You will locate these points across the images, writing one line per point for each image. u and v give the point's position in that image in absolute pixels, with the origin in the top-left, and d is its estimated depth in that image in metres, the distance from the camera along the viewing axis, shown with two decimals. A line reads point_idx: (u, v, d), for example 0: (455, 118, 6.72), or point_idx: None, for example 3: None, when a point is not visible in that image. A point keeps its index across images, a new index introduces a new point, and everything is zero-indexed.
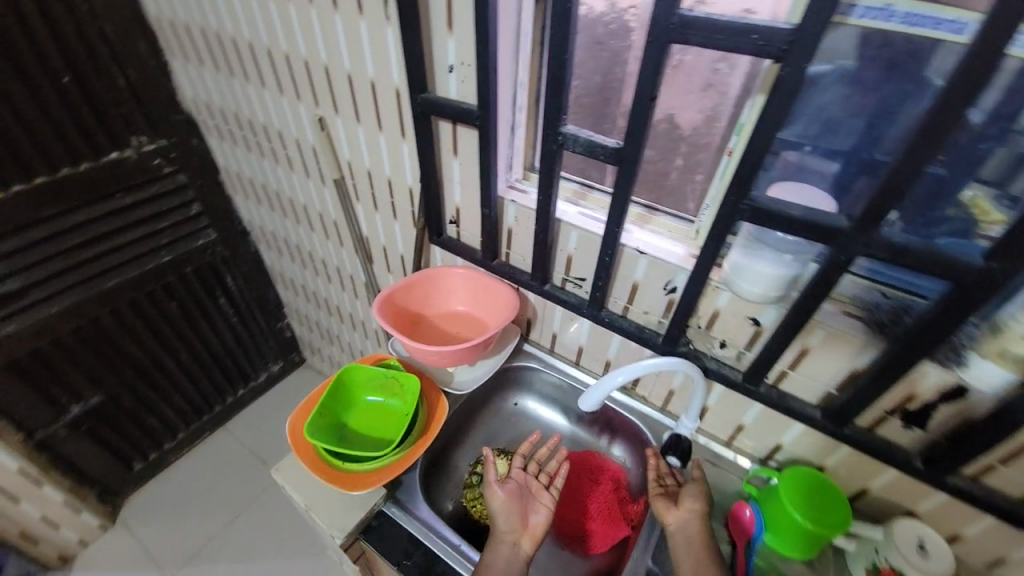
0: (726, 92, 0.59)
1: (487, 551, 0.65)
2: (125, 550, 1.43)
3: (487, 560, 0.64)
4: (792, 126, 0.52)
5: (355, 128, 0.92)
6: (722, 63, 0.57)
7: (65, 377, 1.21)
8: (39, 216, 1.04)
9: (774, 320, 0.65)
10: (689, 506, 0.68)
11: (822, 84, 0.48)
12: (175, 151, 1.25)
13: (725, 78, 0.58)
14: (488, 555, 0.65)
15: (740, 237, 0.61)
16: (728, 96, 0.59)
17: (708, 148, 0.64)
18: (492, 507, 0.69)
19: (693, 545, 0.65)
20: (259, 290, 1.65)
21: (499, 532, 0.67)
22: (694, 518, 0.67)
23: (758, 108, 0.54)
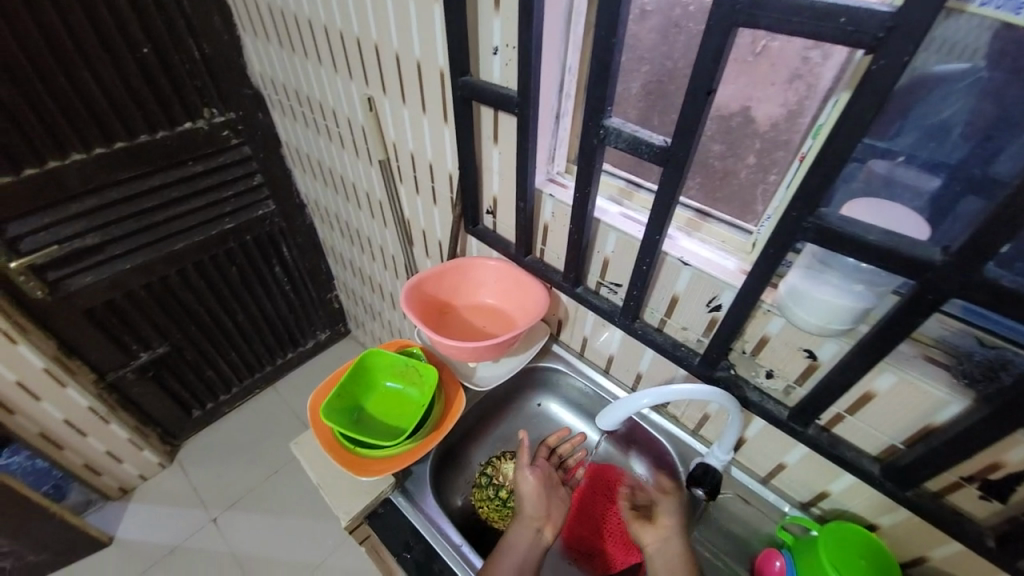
0: (816, 85, 0.50)
1: (511, 532, 0.65)
2: (178, 487, 1.58)
3: (510, 540, 0.63)
4: (884, 130, 0.43)
5: (401, 109, 0.90)
6: (815, 50, 0.48)
7: (135, 327, 1.34)
8: (116, 178, 1.14)
9: (833, 356, 0.57)
10: (666, 525, 0.64)
11: (932, 82, 0.40)
12: (242, 124, 1.31)
13: (817, 69, 0.49)
14: (512, 535, 0.64)
15: (802, 257, 0.53)
16: (816, 91, 0.50)
17: (788, 147, 0.55)
18: (520, 491, 0.69)
19: (672, 565, 0.61)
20: (312, 262, 1.73)
21: (525, 516, 0.66)
22: (676, 538, 0.63)
23: (841, 106, 0.46)
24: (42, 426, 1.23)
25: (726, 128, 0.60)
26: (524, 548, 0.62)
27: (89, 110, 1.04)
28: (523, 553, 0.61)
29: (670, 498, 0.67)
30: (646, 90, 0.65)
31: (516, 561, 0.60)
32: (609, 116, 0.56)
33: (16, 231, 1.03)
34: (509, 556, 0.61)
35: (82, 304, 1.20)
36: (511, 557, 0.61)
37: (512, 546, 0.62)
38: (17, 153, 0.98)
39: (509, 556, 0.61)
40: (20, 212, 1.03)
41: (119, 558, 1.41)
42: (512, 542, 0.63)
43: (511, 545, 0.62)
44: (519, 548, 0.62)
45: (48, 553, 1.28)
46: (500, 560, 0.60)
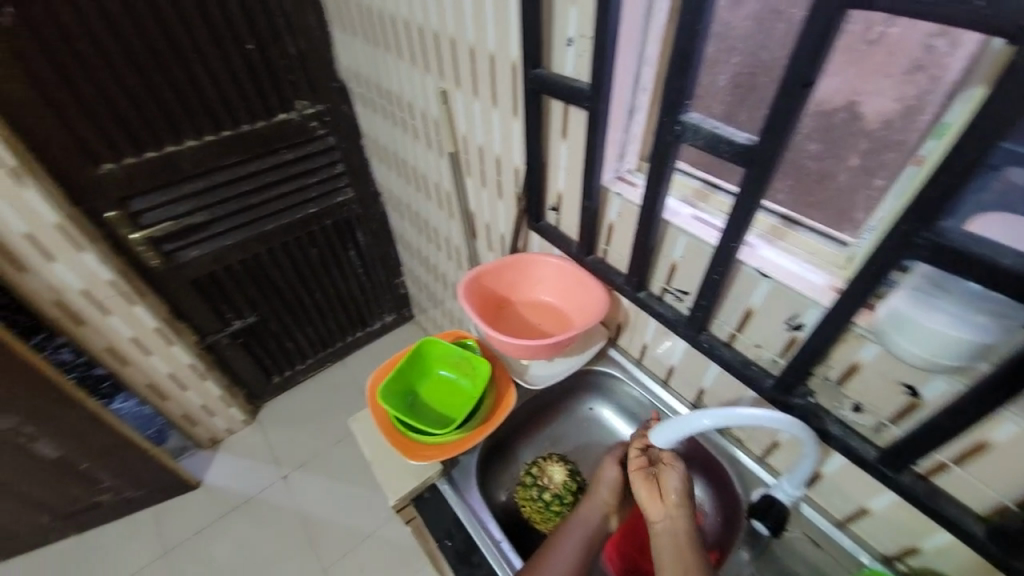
0: (941, 78, 0.42)
1: (578, 512, 0.65)
2: (256, 444, 1.75)
3: (578, 519, 0.64)
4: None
5: (472, 102, 0.91)
6: (941, 37, 0.41)
7: (230, 297, 1.49)
8: (221, 163, 1.27)
9: (941, 397, 0.49)
10: (672, 499, 0.59)
11: None
12: (329, 115, 1.40)
13: (941, 59, 0.42)
14: (580, 514, 0.64)
15: (911, 278, 0.45)
16: (942, 84, 0.42)
17: (900, 148, 0.48)
18: (600, 477, 0.67)
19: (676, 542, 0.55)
20: (383, 248, 1.82)
21: (599, 499, 0.65)
22: (683, 515, 0.58)
23: (975, 103, 0.39)
24: (150, 378, 1.41)
25: (827, 126, 0.52)
26: (591, 530, 0.62)
27: (201, 101, 1.16)
28: (587, 537, 0.62)
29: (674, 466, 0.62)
30: (734, 83, 0.60)
31: (578, 541, 0.61)
32: (688, 111, 0.52)
33: (138, 206, 1.19)
34: (573, 536, 0.62)
35: (188, 274, 1.36)
36: (575, 538, 0.62)
37: (578, 525, 0.63)
38: (142, 139, 1.13)
39: (575, 536, 0.62)
40: (143, 189, 1.18)
41: (205, 499, 1.60)
42: (579, 522, 0.63)
43: (578, 525, 0.63)
44: (585, 529, 0.62)
45: (144, 490, 1.51)
46: (563, 539, 0.62)
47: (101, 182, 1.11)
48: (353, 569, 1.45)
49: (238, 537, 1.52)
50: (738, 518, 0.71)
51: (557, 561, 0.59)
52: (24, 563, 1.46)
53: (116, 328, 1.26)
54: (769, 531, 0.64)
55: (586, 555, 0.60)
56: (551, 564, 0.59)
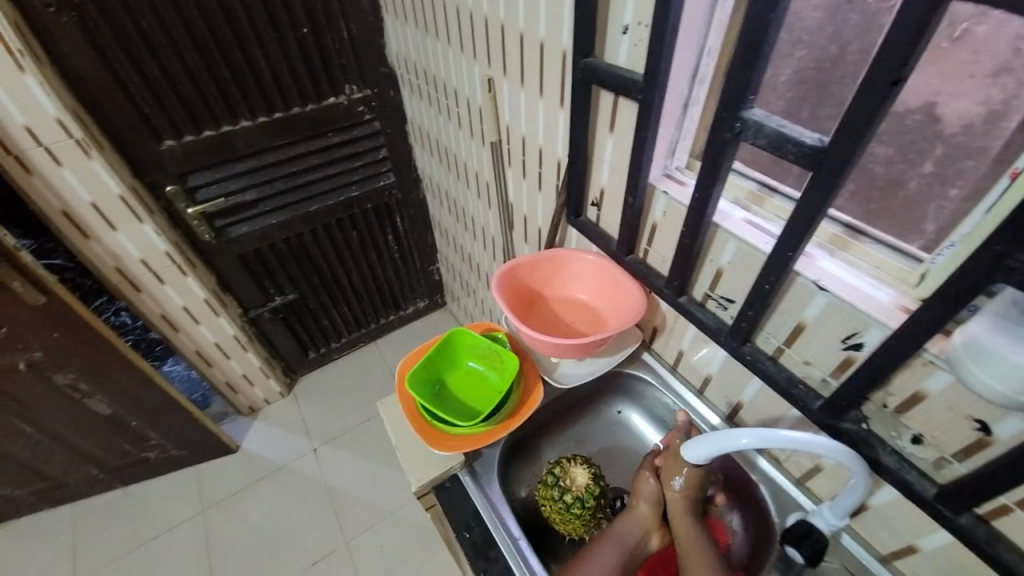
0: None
1: (615, 525, 0.65)
2: (290, 416, 1.83)
3: (614, 532, 0.64)
4: None
5: (518, 91, 0.89)
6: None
7: (273, 273, 1.55)
8: (272, 144, 1.31)
9: (1018, 437, 0.44)
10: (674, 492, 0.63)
11: None
12: (376, 101, 1.41)
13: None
14: (616, 527, 0.65)
15: (996, 304, 0.41)
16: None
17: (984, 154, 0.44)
18: (638, 491, 0.66)
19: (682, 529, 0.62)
20: (421, 235, 1.84)
21: (639, 517, 0.65)
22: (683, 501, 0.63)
23: None
24: (197, 346, 1.50)
25: (899, 129, 0.51)
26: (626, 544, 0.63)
27: (256, 82, 1.20)
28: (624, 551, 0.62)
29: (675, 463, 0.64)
30: (800, 78, 0.55)
31: (615, 555, 0.62)
32: (750, 107, 0.48)
33: (194, 181, 1.25)
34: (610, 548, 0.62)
35: (236, 249, 1.43)
36: (612, 551, 0.62)
37: (615, 537, 0.64)
38: (200, 117, 1.18)
39: (611, 548, 0.62)
40: (199, 166, 1.24)
41: (241, 464, 1.69)
42: (615, 533, 0.64)
43: (615, 537, 0.63)
44: (621, 542, 0.63)
45: (187, 451, 1.61)
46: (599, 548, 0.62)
47: (161, 157, 1.17)
48: (373, 545, 1.49)
49: (269, 503, 1.60)
50: (768, 539, 0.67)
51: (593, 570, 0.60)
52: (80, 506, 1.59)
53: (168, 297, 1.34)
54: (805, 559, 0.60)
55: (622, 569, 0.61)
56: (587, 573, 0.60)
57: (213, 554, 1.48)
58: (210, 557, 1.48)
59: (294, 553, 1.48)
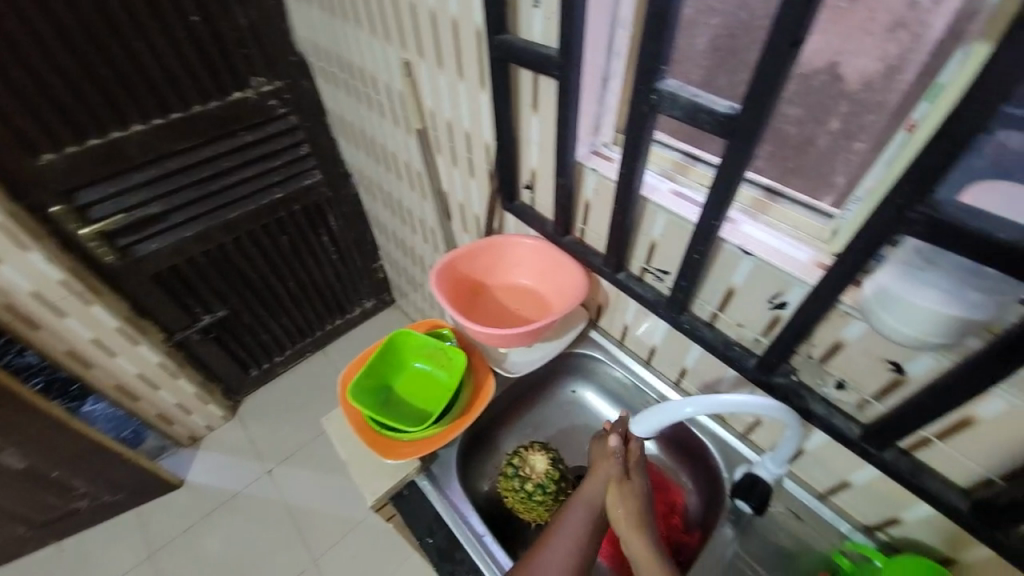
0: (922, 36, 0.42)
1: (581, 489, 0.62)
2: (238, 439, 1.71)
3: (581, 496, 0.61)
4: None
5: (437, 74, 0.85)
6: None
7: (196, 290, 1.42)
8: (173, 148, 1.18)
9: (926, 373, 0.47)
10: (626, 531, 0.57)
11: None
12: (288, 93, 1.31)
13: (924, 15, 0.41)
14: (582, 489, 0.61)
15: (898, 251, 0.43)
16: (924, 43, 0.42)
17: (882, 110, 0.47)
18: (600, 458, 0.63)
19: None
20: (358, 233, 1.75)
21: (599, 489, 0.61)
22: (638, 540, 0.56)
23: (977, 61, 0.35)
24: (117, 379, 1.35)
25: (806, 89, 0.52)
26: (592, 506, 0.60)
27: (144, 80, 1.06)
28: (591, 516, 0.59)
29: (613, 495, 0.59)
30: (714, 46, 0.56)
31: (583, 520, 0.59)
32: (664, 79, 0.47)
33: (85, 198, 1.10)
34: (578, 516, 0.59)
35: (149, 269, 1.29)
36: (581, 515, 0.59)
37: (583, 502, 0.60)
38: (81, 123, 1.03)
39: (579, 513, 0.60)
40: (88, 179, 1.09)
41: (189, 498, 1.57)
42: (581, 496, 0.61)
43: (582, 500, 0.60)
44: (588, 503, 0.60)
45: (123, 493, 1.47)
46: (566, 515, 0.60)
47: (39, 173, 1.02)
48: (345, 558, 1.45)
49: (226, 533, 1.50)
50: (719, 496, 0.71)
51: (559, 540, 0.58)
52: None
53: (73, 330, 1.19)
54: (752, 508, 0.64)
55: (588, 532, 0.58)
56: (556, 542, 0.57)
57: None
58: None
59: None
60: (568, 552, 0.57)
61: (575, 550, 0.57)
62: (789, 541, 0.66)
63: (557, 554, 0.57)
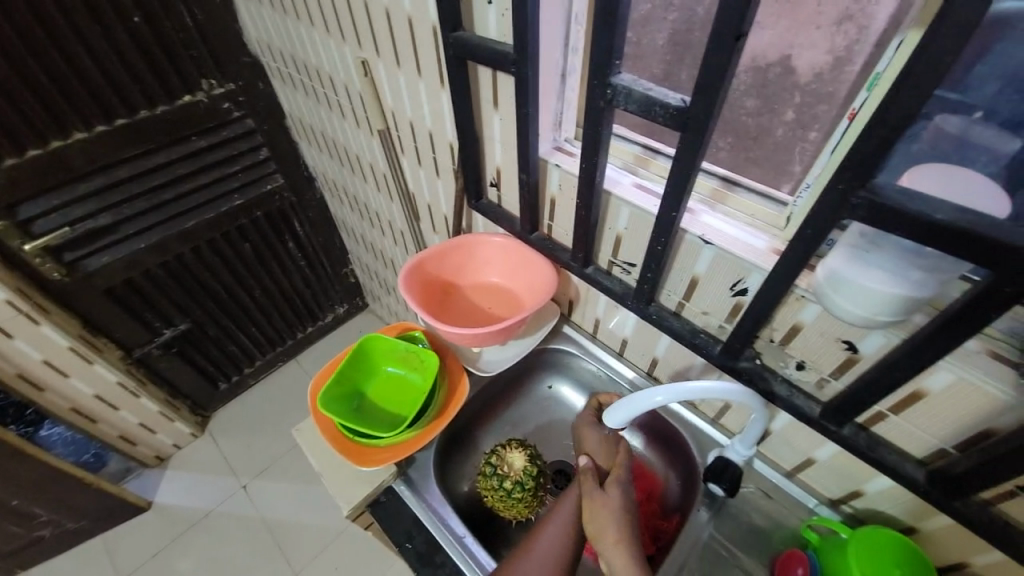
0: (867, 28, 0.43)
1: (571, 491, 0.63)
2: (209, 456, 1.65)
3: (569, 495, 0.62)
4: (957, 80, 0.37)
5: (396, 73, 0.83)
6: None
7: (155, 304, 1.36)
8: (120, 156, 1.12)
9: (878, 350, 0.50)
10: (604, 541, 0.55)
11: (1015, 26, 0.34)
12: (243, 95, 1.26)
13: (868, 8, 0.43)
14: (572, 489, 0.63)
15: (847, 235, 0.44)
16: (869, 34, 0.43)
17: (833, 100, 0.48)
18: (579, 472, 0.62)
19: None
20: (325, 237, 1.71)
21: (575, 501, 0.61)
22: (617, 549, 0.54)
23: (909, 49, 0.38)
24: (72, 401, 1.28)
25: (762, 81, 0.54)
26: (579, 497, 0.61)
27: (85, 85, 1.00)
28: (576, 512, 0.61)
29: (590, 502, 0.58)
30: (671, 42, 0.57)
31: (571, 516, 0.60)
32: (617, 73, 0.48)
33: (27, 212, 1.03)
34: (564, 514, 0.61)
35: (101, 283, 1.22)
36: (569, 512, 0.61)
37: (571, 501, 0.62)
38: (19, 131, 0.96)
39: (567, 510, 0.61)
40: (30, 192, 1.02)
41: (159, 520, 1.51)
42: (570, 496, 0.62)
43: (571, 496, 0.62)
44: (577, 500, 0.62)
45: (87, 520, 1.39)
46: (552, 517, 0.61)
47: None
48: (328, 570, 1.42)
49: (201, 554, 1.45)
50: (694, 480, 0.72)
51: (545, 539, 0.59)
52: None
53: (22, 352, 1.12)
54: (724, 491, 0.66)
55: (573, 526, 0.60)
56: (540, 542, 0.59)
57: None
58: None
59: None
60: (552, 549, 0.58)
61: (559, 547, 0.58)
62: (759, 518, 0.69)
63: (542, 553, 0.58)
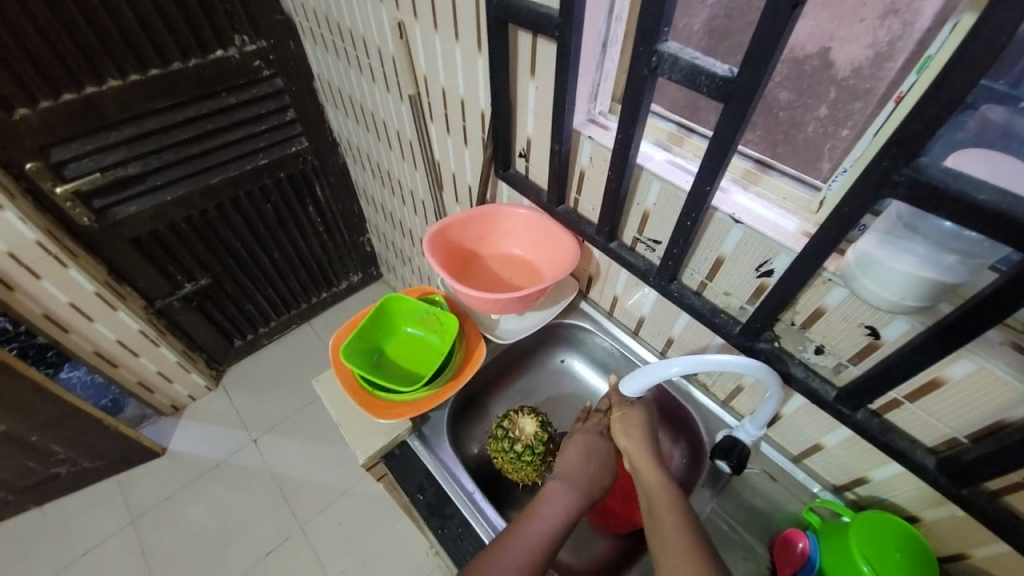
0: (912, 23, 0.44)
1: (568, 471, 0.63)
2: (221, 408, 1.71)
3: (590, 442, 0.67)
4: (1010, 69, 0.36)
5: (432, 38, 0.83)
6: None
7: (178, 257, 1.39)
8: (152, 107, 1.13)
9: (901, 337, 0.50)
10: (628, 445, 0.64)
11: None
12: (274, 54, 1.26)
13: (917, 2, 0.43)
14: (555, 486, 0.61)
15: (884, 219, 0.44)
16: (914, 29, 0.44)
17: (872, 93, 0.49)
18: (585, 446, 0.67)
19: (647, 476, 0.60)
20: (345, 204, 1.72)
21: (588, 459, 0.65)
22: (642, 453, 0.62)
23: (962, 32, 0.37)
24: (96, 345, 1.33)
25: (799, 73, 0.56)
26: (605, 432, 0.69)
27: (121, 33, 1.01)
28: (589, 477, 0.63)
29: (619, 415, 0.66)
30: (710, 26, 0.57)
31: (596, 454, 0.66)
32: (665, 40, 0.47)
33: (60, 156, 1.06)
34: (593, 453, 0.66)
35: (127, 232, 1.25)
36: (594, 449, 0.67)
37: (556, 499, 0.59)
38: (56, 76, 0.98)
39: (580, 470, 0.64)
40: (65, 137, 1.05)
41: (172, 466, 1.56)
42: (593, 447, 0.67)
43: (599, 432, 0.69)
44: (576, 481, 0.62)
45: (103, 460, 1.46)
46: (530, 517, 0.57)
47: (12, 127, 0.97)
48: (330, 525, 1.47)
49: (210, 501, 1.50)
50: (701, 459, 0.74)
51: (519, 544, 0.54)
52: None
53: (49, 293, 1.16)
54: (730, 469, 0.67)
55: (595, 471, 0.64)
56: (516, 543, 0.54)
57: (151, 562, 1.38)
58: (148, 566, 1.38)
59: (244, 547, 1.42)
60: (526, 555, 0.53)
61: (536, 550, 0.54)
62: (759, 500, 0.70)
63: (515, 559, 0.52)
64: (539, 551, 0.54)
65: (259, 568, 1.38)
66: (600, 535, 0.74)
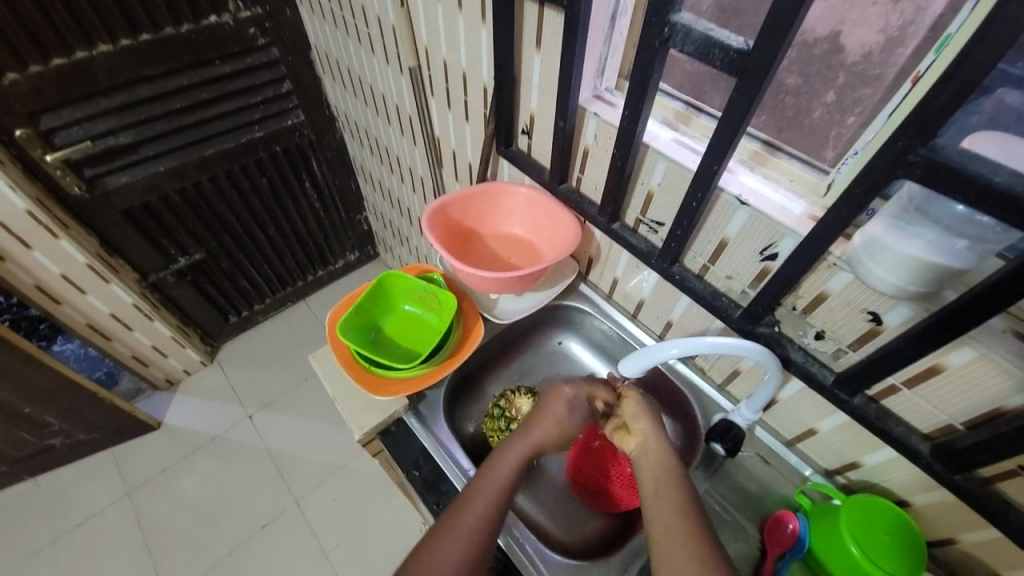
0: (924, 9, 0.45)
1: (524, 427, 0.62)
2: (216, 384, 1.71)
3: (551, 395, 0.64)
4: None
5: (434, 7, 0.80)
6: None
7: (172, 231, 1.37)
8: (143, 74, 1.09)
9: (902, 323, 0.50)
10: (641, 428, 0.60)
11: None
12: (269, 21, 1.21)
13: None
14: (511, 445, 0.60)
15: (894, 202, 0.43)
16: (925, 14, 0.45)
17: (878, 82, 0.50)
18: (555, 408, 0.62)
19: (655, 459, 0.57)
20: (342, 180, 1.69)
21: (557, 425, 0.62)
22: (654, 438, 0.59)
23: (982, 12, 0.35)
24: (89, 318, 1.31)
25: (808, 57, 0.55)
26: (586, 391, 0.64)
27: None
28: (543, 433, 0.61)
29: (636, 399, 0.62)
30: (720, 5, 0.56)
31: (559, 406, 0.62)
32: (679, 10, 0.45)
33: (49, 123, 1.02)
34: (555, 408, 0.63)
35: (119, 204, 1.23)
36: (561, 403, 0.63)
37: (508, 460, 0.58)
38: (43, 38, 0.94)
39: (538, 426, 0.61)
40: (54, 103, 1.01)
41: (167, 439, 1.57)
42: (556, 406, 0.62)
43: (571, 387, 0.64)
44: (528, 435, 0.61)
45: (98, 433, 1.46)
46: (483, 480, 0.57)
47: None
48: (325, 500, 1.49)
49: (205, 474, 1.51)
50: (695, 442, 0.74)
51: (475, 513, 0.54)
52: None
53: (40, 264, 1.14)
54: (725, 451, 0.68)
55: (553, 427, 0.61)
56: (471, 512, 0.54)
57: (148, 533, 1.40)
58: (144, 537, 1.39)
59: (240, 520, 1.43)
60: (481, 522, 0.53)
61: (489, 517, 0.53)
62: (751, 483, 0.71)
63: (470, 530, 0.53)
64: (492, 512, 0.54)
65: (255, 540, 1.40)
66: (592, 514, 0.75)
